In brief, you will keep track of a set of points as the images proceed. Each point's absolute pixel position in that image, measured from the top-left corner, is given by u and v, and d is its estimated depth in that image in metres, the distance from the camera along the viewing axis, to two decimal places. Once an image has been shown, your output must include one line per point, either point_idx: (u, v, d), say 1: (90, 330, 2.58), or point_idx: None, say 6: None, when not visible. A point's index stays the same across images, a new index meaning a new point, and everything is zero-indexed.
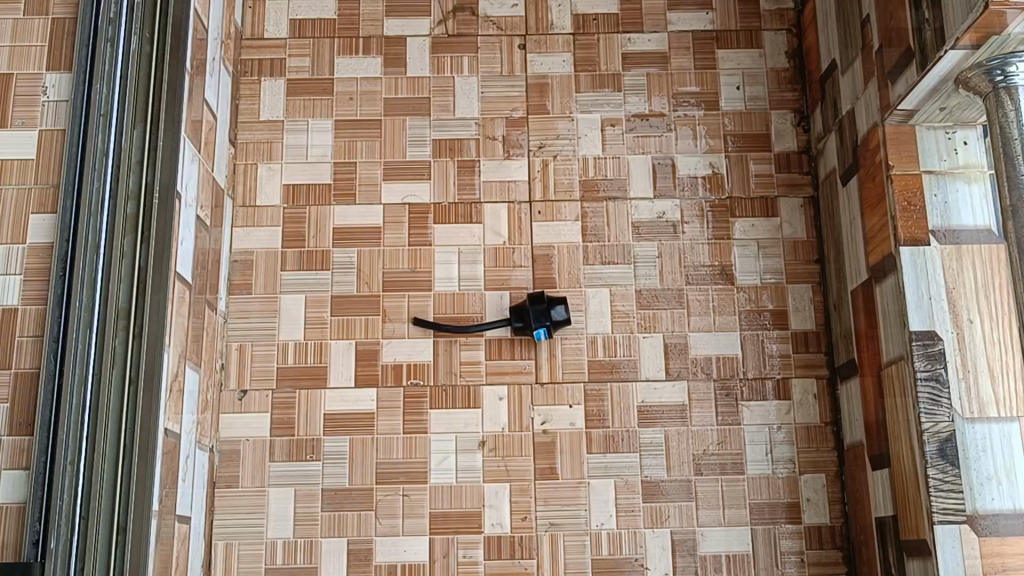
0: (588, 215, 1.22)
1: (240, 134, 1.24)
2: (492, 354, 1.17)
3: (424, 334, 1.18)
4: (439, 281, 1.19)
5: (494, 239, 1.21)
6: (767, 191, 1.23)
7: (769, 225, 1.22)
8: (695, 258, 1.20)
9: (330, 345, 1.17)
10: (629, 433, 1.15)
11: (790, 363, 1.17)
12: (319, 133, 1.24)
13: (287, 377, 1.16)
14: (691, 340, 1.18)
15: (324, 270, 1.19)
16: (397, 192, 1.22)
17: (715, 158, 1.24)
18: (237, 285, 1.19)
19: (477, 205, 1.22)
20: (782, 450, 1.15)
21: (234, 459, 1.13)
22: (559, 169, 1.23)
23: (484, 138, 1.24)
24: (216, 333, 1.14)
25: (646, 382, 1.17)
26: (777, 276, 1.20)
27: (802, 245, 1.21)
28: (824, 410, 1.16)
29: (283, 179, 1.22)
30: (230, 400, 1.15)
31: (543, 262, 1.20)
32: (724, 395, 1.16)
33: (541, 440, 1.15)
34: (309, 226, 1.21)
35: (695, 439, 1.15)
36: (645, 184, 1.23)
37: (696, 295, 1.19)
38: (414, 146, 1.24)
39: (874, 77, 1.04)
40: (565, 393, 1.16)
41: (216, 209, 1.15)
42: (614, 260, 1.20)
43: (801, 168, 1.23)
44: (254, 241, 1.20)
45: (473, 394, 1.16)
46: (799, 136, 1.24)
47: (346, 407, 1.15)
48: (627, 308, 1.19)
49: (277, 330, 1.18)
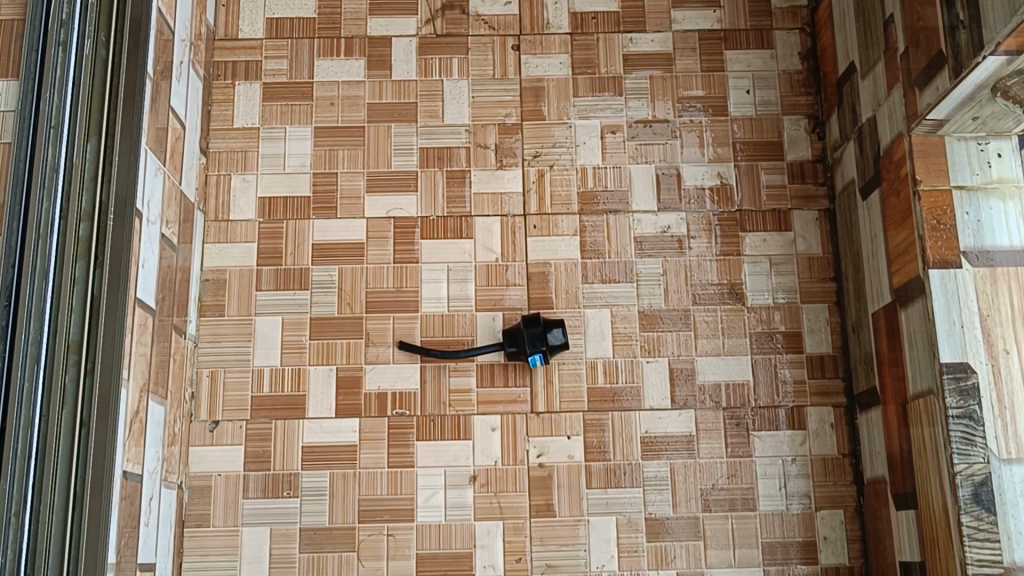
0: (587, 230, 1.13)
1: (213, 142, 1.15)
2: (485, 381, 1.09)
3: (411, 359, 1.09)
4: (427, 301, 1.11)
5: (486, 255, 1.12)
6: (780, 203, 1.14)
7: (781, 239, 1.13)
8: (702, 275, 1.12)
9: (309, 371, 1.09)
10: (632, 466, 1.07)
11: (804, 390, 1.09)
12: (297, 141, 1.15)
13: (263, 406, 1.08)
14: (698, 365, 1.10)
15: (302, 290, 1.11)
16: (382, 205, 1.13)
17: (723, 167, 1.15)
18: (209, 306, 1.10)
19: (468, 218, 1.13)
20: (796, 484, 1.07)
21: (205, 496, 1.05)
22: (556, 180, 1.15)
23: (475, 147, 1.15)
24: (185, 359, 1.06)
25: (650, 412, 1.08)
26: (791, 296, 1.12)
27: (817, 262, 1.12)
28: (841, 441, 1.07)
29: (258, 191, 1.14)
30: (200, 431, 1.07)
31: (539, 281, 1.12)
32: (734, 425, 1.08)
33: (537, 474, 1.06)
34: (287, 242, 1.12)
35: (703, 473, 1.07)
36: (648, 195, 1.14)
37: (704, 315, 1.11)
38: (400, 155, 1.15)
39: (899, 82, 0.95)
40: (563, 423, 1.08)
41: (184, 224, 1.06)
42: (615, 278, 1.12)
43: (815, 178, 1.15)
44: (227, 259, 1.12)
45: (463, 425, 1.07)
46: (813, 143, 1.16)
47: (326, 439, 1.07)
48: (628, 330, 1.10)
49: (252, 355, 1.09)
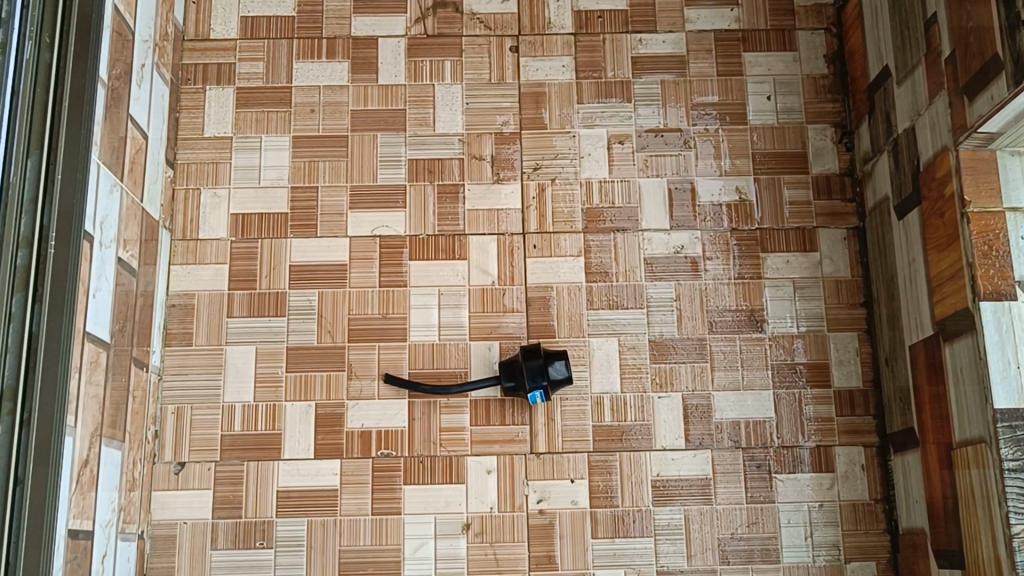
0: (592, 250, 1.03)
1: (180, 153, 1.04)
2: (479, 419, 0.98)
3: (398, 394, 0.99)
4: (416, 330, 1.00)
5: (481, 278, 1.02)
6: (804, 221, 1.04)
7: (806, 261, 1.03)
8: (718, 301, 1.02)
9: (285, 407, 0.98)
10: (642, 513, 0.97)
11: (832, 428, 0.99)
12: (274, 152, 1.05)
13: (233, 445, 0.97)
14: (715, 401, 0.99)
15: (278, 316, 1.01)
16: (367, 223, 1.03)
17: (742, 181, 1.05)
18: (175, 334, 1.00)
19: (462, 237, 1.03)
20: (823, 533, 0.96)
21: (168, 547, 0.95)
22: (558, 195, 1.04)
23: (469, 158, 1.05)
24: (148, 395, 0.95)
25: (662, 452, 0.98)
26: (816, 324, 1.01)
27: (846, 286, 1.02)
28: (873, 484, 0.97)
29: (230, 207, 1.03)
30: (164, 474, 0.96)
31: (539, 307, 1.01)
32: (754, 467, 0.98)
33: (537, 522, 0.96)
34: (261, 263, 1.02)
35: (720, 521, 0.97)
36: (659, 212, 1.04)
37: (721, 345, 1.01)
38: (387, 168, 1.05)
39: (943, 90, 0.85)
40: (566, 464, 0.98)
41: (147, 244, 0.96)
42: (623, 303, 1.02)
43: (843, 194, 1.04)
44: (196, 282, 1.01)
45: (455, 467, 0.97)
46: (840, 155, 1.05)
47: (304, 483, 0.96)
48: (638, 361, 1.00)
49: (222, 389, 0.99)
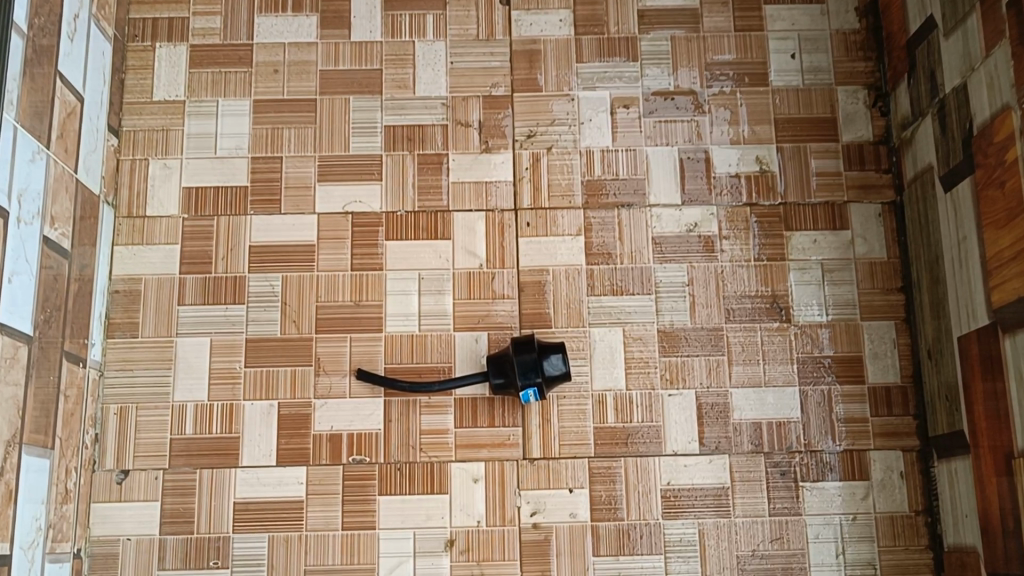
0: (593, 228, 0.91)
1: (126, 119, 0.92)
2: (464, 420, 0.86)
3: (372, 392, 0.87)
4: (393, 319, 0.88)
5: (467, 260, 0.90)
6: (833, 195, 0.92)
7: (836, 240, 0.91)
8: (737, 286, 0.90)
9: (243, 407, 0.86)
10: (650, 528, 0.85)
11: (866, 430, 0.87)
12: (233, 118, 0.93)
13: (184, 451, 0.85)
14: (733, 399, 0.88)
15: (236, 304, 0.88)
16: (337, 197, 0.91)
17: (762, 150, 0.93)
18: (119, 324, 0.88)
19: (445, 214, 0.91)
20: (857, 550, 0.85)
21: (109, 567, 0.83)
22: (554, 166, 0.92)
23: (454, 125, 0.93)
24: (85, 394, 0.83)
25: (673, 458, 0.86)
26: (847, 311, 0.89)
27: (881, 269, 0.90)
28: (913, 494, 0.85)
29: (182, 180, 0.91)
30: (105, 484, 0.84)
31: (533, 293, 0.89)
32: (778, 474, 0.86)
33: (530, 538, 0.84)
34: (217, 244, 0.90)
35: (739, 536, 0.85)
36: (669, 185, 0.92)
37: (739, 336, 0.89)
38: (361, 135, 0.92)
39: (1003, 38, 0.73)
40: (565, 472, 0.86)
41: (83, 221, 0.83)
42: (628, 288, 0.90)
43: (877, 164, 0.92)
44: (143, 265, 0.89)
45: (438, 475, 0.85)
46: (874, 120, 0.93)
47: (264, 493, 0.85)
48: (645, 354, 0.88)
49: (172, 387, 0.87)
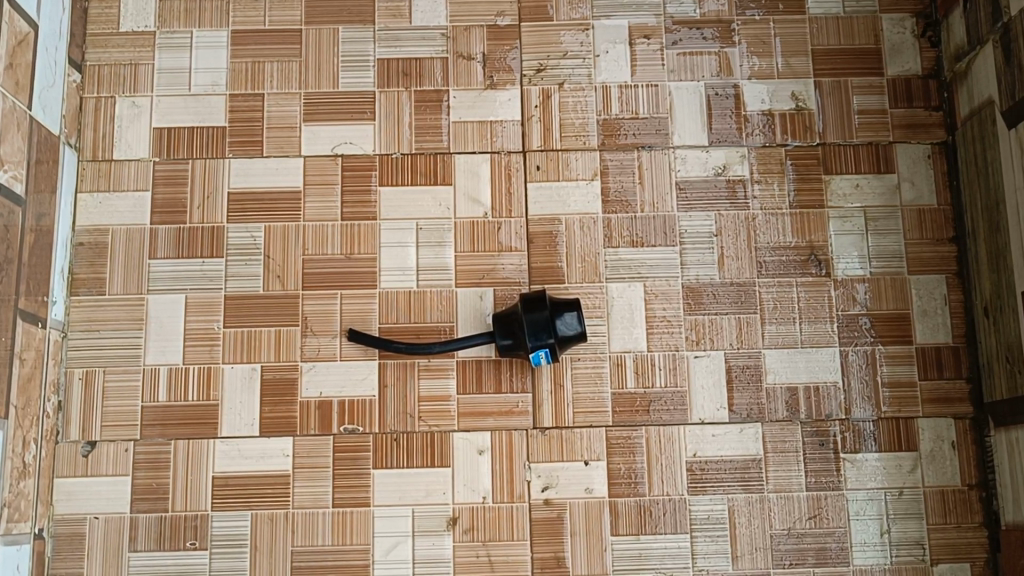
0: (610, 172, 0.82)
1: (90, 52, 0.83)
2: (468, 385, 0.78)
3: (366, 354, 0.78)
4: (389, 274, 0.80)
5: (470, 208, 0.81)
6: (878, 135, 0.82)
7: (880, 185, 0.82)
8: (770, 236, 0.81)
9: (222, 372, 0.78)
10: (674, 503, 0.77)
11: (913, 396, 0.78)
12: (208, 50, 0.83)
13: (158, 420, 0.77)
14: (766, 361, 0.79)
15: (214, 258, 0.80)
16: (325, 138, 0.82)
17: (799, 85, 0.83)
18: (84, 280, 0.79)
19: (446, 157, 0.81)
20: (903, 528, 0.76)
21: (75, 548, 0.75)
22: (567, 104, 0.83)
23: (455, 58, 0.83)
24: (46, 358, 0.74)
25: (700, 427, 0.78)
26: (893, 264, 0.80)
27: (931, 217, 0.81)
28: (966, 466, 0.77)
29: (153, 119, 0.82)
30: (70, 457, 0.76)
31: (544, 245, 0.80)
32: (816, 445, 0.78)
33: (541, 516, 0.76)
34: (192, 191, 0.81)
35: (773, 513, 0.77)
36: (695, 125, 0.82)
37: (773, 292, 0.80)
38: (351, 70, 0.83)
39: None
40: (580, 442, 0.77)
41: (39, 164, 0.74)
42: (650, 239, 0.81)
43: (926, 100, 0.83)
44: (110, 214, 0.80)
45: (439, 446, 0.77)
46: (923, 52, 0.84)
47: (246, 467, 0.76)
48: (669, 312, 0.79)
49: (144, 349, 0.78)
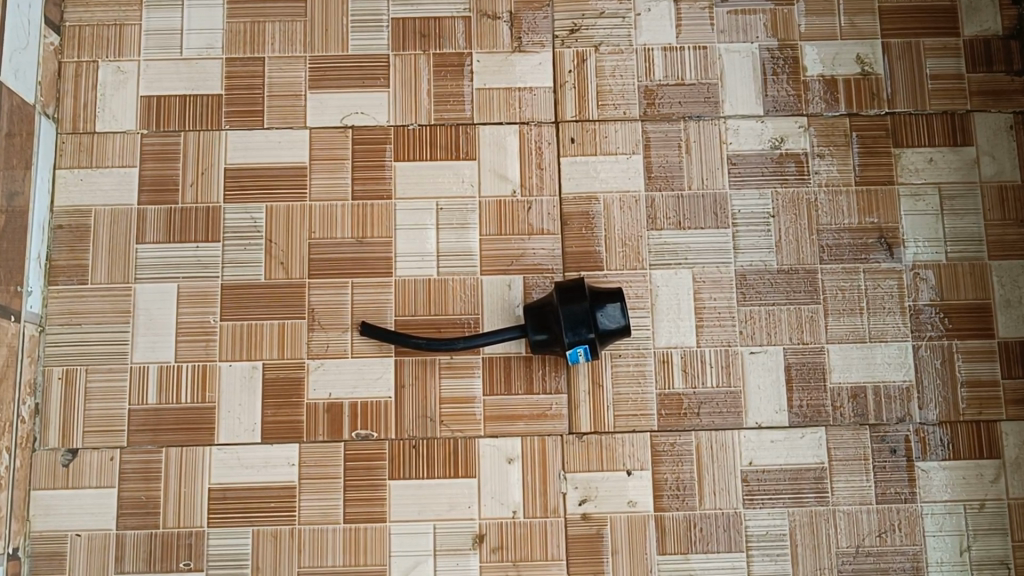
0: (653, 145, 0.73)
1: (70, 12, 0.74)
2: (496, 386, 0.69)
3: (380, 351, 0.70)
4: (406, 260, 0.71)
5: (496, 185, 0.72)
6: (953, 103, 0.73)
7: (956, 158, 0.73)
8: (833, 216, 0.72)
9: (219, 370, 0.69)
10: (727, 518, 0.68)
11: (996, 397, 0.70)
12: (202, 10, 0.74)
13: (147, 425, 0.68)
14: (830, 358, 0.70)
15: (209, 243, 0.71)
16: (334, 108, 0.73)
17: (864, 48, 0.74)
18: (64, 268, 0.70)
19: (469, 128, 0.73)
20: (986, 545, 0.68)
21: (54, 570, 0.66)
22: (604, 68, 0.74)
23: (478, 17, 0.74)
24: (20, 355, 0.66)
25: (757, 433, 0.69)
26: (971, 248, 0.72)
27: (1013, 196, 0.72)
28: None
29: (141, 87, 0.73)
30: (49, 467, 0.68)
31: (579, 227, 0.71)
32: (887, 452, 0.69)
33: (579, 533, 0.68)
34: (184, 168, 0.72)
35: (839, 529, 0.68)
36: (747, 92, 0.73)
37: (837, 279, 0.71)
38: (362, 31, 0.74)
39: None
40: (622, 449, 0.69)
41: (10, 136, 0.65)
42: (698, 221, 0.72)
43: (1008, 64, 0.74)
44: (92, 193, 0.71)
45: (464, 455, 0.68)
46: (1003, 10, 0.75)
47: (247, 478, 0.68)
48: (720, 303, 0.71)
49: (131, 345, 0.69)
